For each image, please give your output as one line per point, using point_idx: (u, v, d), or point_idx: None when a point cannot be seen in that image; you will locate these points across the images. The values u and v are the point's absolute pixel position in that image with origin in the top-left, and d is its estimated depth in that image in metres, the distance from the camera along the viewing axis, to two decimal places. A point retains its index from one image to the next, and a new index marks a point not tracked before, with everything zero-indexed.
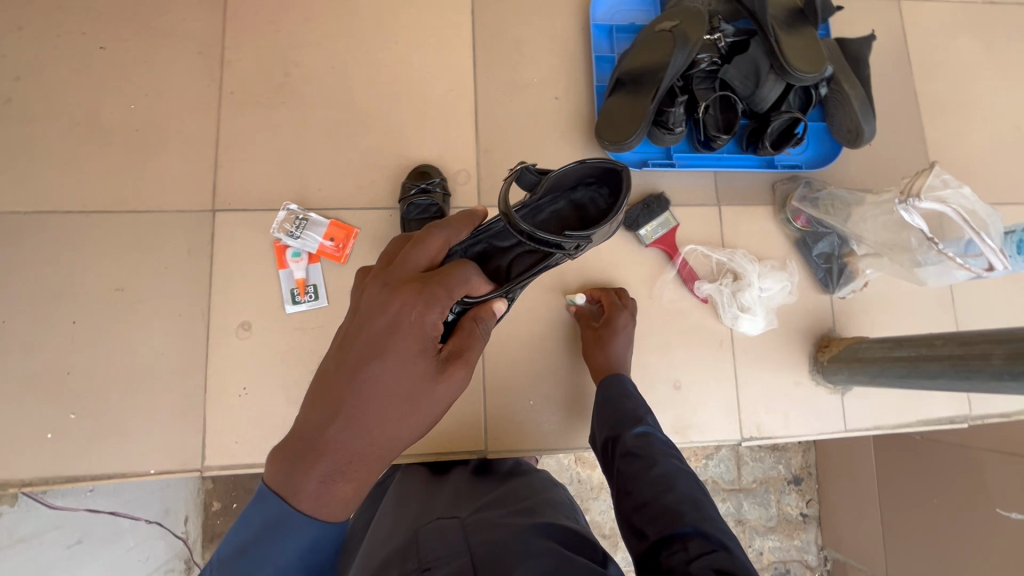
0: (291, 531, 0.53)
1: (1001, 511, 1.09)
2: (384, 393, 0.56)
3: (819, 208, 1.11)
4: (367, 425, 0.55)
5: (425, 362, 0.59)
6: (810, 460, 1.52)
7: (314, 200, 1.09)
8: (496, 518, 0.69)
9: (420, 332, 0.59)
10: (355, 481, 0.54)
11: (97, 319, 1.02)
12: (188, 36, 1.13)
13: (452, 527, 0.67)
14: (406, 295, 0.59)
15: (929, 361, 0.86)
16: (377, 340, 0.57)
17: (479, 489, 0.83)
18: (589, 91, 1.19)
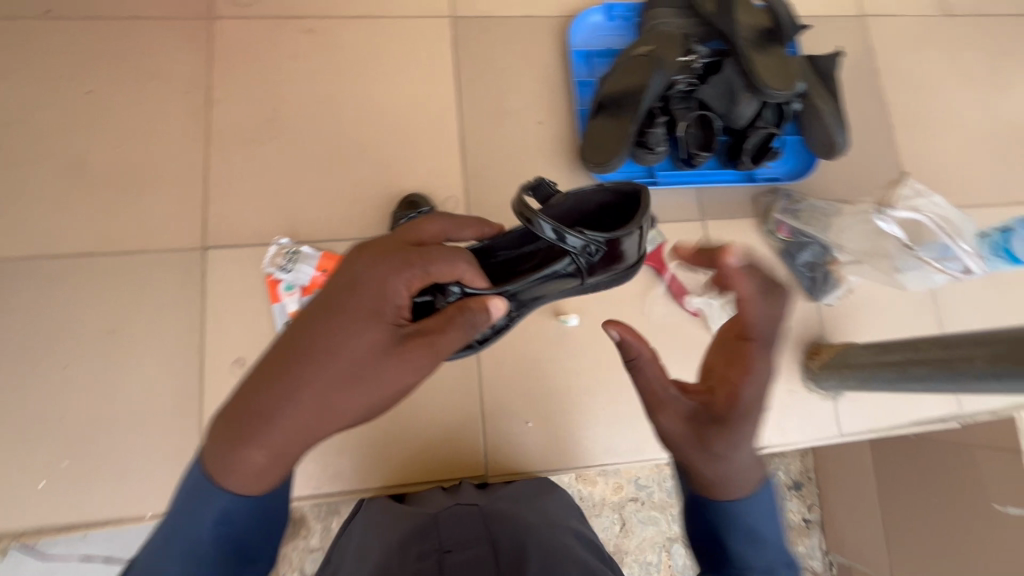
0: (207, 502, 0.58)
1: (998, 505, 1.14)
2: (327, 353, 0.58)
3: (800, 218, 1.14)
4: (301, 383, 0.57)
5: (381, 330, 0.60)
6: (808, 464, 1.46)
7: (305, 233, 1.10)
8: (507, 513, 0.79)
9: (378, 298, 0.61)
10: (274, 449, 0.57)
11: (89, 361, 1.01)
12: (174, 77, 1.14)
13: (467, 519, 0.76)
14: (382, 261, 0.63)
15: (917, 365, 0.88)
16: (334, 302, 0.61)
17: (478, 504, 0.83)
18: (571, 114, 1.22)
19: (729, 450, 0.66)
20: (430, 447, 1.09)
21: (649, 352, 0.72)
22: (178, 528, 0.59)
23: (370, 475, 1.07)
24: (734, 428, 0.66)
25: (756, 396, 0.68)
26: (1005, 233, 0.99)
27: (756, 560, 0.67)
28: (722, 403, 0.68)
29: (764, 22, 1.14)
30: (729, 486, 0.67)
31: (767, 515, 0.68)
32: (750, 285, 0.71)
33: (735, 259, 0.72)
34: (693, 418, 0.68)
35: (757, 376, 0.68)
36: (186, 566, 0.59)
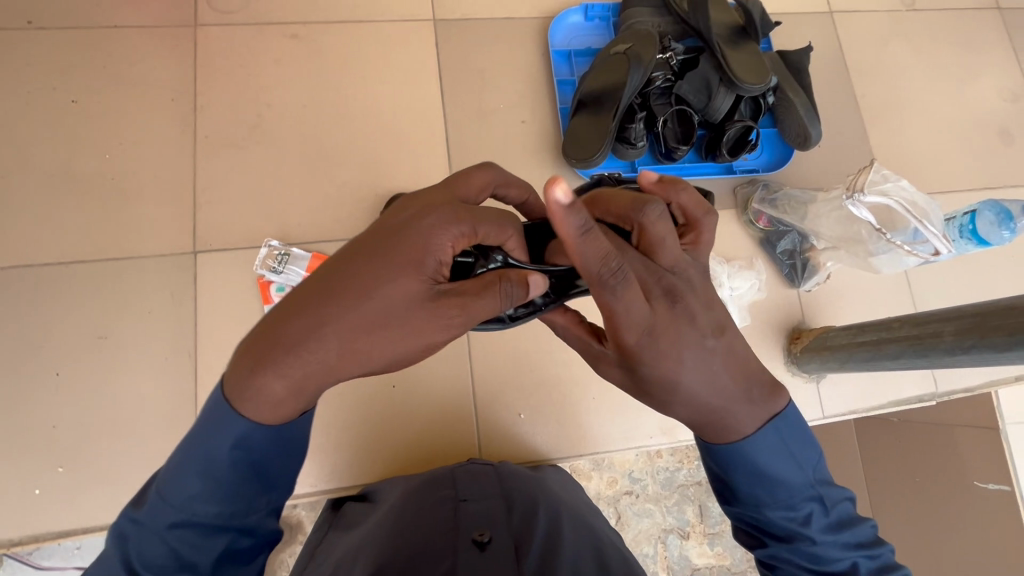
0: (229, 423, 0.55)
1: (979, 483, 1.24)
2: (363, 295, 0.54)
3: (778, 208, 1.18)
4: (331, 321, 0.53)
5: (418, 282, 0.55)
6: None
7: (295, 235, 1.12)
8: (521, 476, 0.93)
9: (421, 248, 0.56)
10: (294, 382, 0.54)
11: (80, 369, 1.01)
12: (160, 84, 1.15)
13: (484, 476, 0.89)
14: (430, 210, 0.58)
15: (889, 343, 0.91)
16: (373, 245, 0.56)
17: (477, 486, 0.85)
18: (553, 112, 1.25)
19: (672, 394, 0.57)
20: (426, 441, 1.11)
21: (562, 318, 0.67)
22: (195, 444, 0.56)
23: (366, 471, 1.09)
24: (655, 374, 0.56)
25: (643, 338, 0.55)
26: (971, 215, 1.02)
27: (766, 497, 0.57)
28: (631, 346, 0.55)
29: (735, 19, 1.19)
30: (721, 423, 0.57)
31: (777, 448, 0.57)
32: (574, 224, 0.45)
33: (562, 196, 0.42)
34: (627, 371, 0.59)
35: (630, 322, 0.53)
36: (203, 488, 0.55)
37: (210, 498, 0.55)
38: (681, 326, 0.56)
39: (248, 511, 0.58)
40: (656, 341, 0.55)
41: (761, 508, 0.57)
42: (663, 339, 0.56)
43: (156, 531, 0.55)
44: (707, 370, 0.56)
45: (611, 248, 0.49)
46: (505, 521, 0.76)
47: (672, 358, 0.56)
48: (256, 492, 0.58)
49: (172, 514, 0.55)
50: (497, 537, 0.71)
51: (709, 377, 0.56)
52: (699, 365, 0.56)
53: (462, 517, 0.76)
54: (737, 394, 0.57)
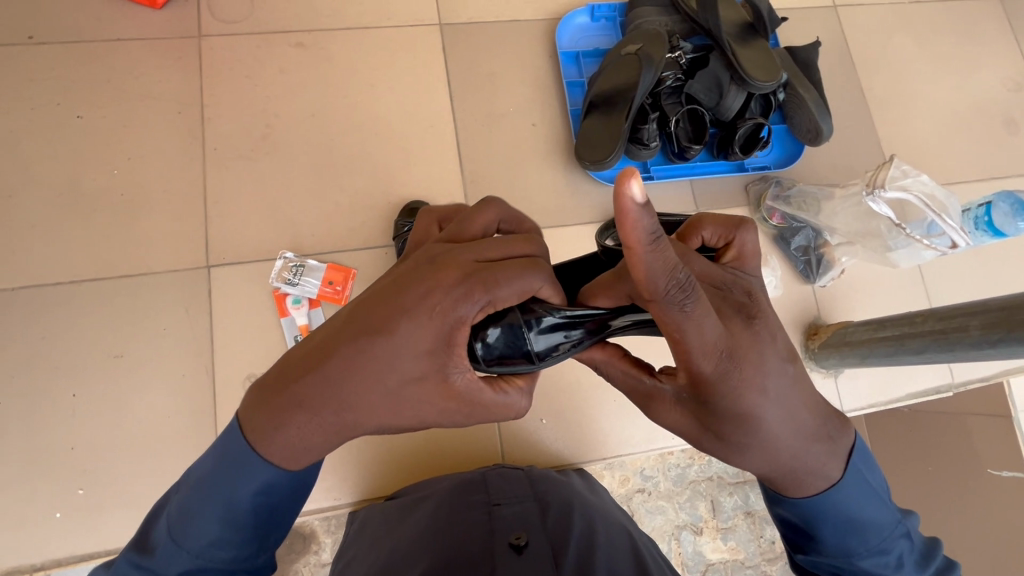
0: (252, 469, 0.55)
1: (992, 470, 1.22)
2: (371, 379, 0.50)
3: (792, 204, 1.18)
4: (340, 400, 0.50)
5: (433, 358, 0.50)
6: None
7: (308, 246, 1.10)
8: (552, 479, 0.92)
9: (436, 321, 0.49)
10: (307, 444, 0.53)
11: (97, 388, 1.00)
12: (166, 97, 1.14)
13: (516, 478, 0.89)
14: (450, 279, 0.50)
15: (914, 338, 0.91)
16: (390, 312, 0.50)
17: (508, 491, 0.84)
18: (563, 114, 1.25)
19: (753, 435, 0.52)
20: (449, 448, 1.12)
21: (602, 352, 0.61)
22: (212, 493, 0.56)
23: (389, 480, 1.09)
24: (734, 408, 0.50)
25: (722, 365, 0.49)
26: (986, 207, 1.02)
27: (859, 546, 0.59)
28: (707, 376, 0.49)
29: (743, 16, 1.19)
30: (809, 482, 0.55)
31: (866, 496, 0.58)
32: (648, 227, 0.39)
33: (638, 194, 0.36)
34: (692, 406, 0.53)
35: (702, 347, 0.48)
36: (221, 534, 0.57)
37: (225, 546, 0.57)
38: (761, 348, 0.51)
39: (255, 556, 0.60)
40: (737, 366, 0.49)
41: (853, 558, 0.59)
42: (744, 363, 0.50)
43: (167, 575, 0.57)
44: (786, 401, 0.52)
45: (679, 261, 0.42)
46: (539, 523, 0.76)
47: (754, 387, 0.50)
48: (264, 538, 0.60)
49: (190, 560, 0.57)
50: (533, 538, 0.72)
51: (791, 410, 0.52)
52: (781, 399, 0.51)
53: (497, 519, 0.76)
54: (816, 435, 0.54)
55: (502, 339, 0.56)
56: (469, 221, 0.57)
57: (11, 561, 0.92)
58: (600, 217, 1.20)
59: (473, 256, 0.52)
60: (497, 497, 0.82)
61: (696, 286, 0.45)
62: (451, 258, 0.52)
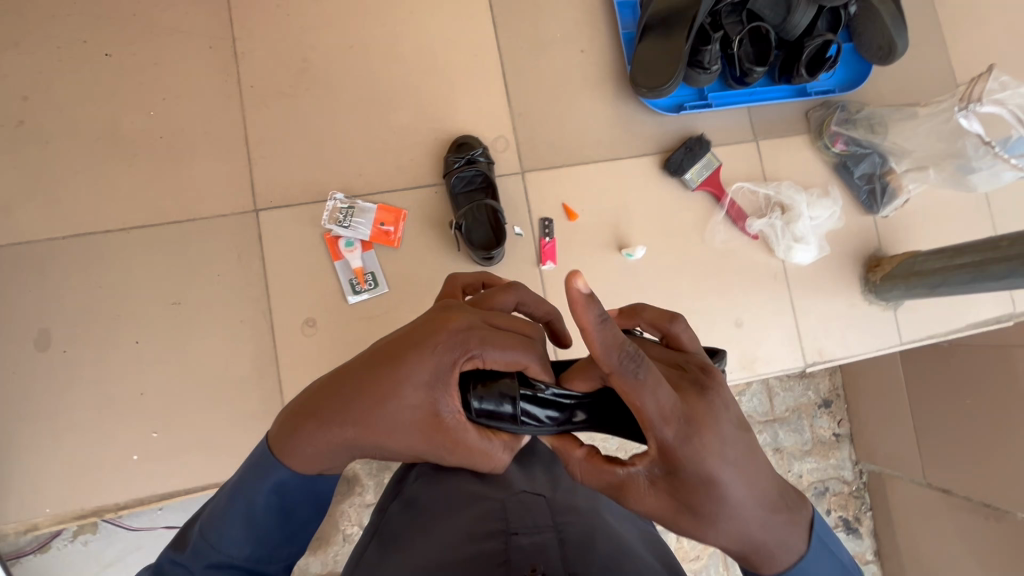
0: (269, 472, 0.58)
1: None
2: (373, 405, 0.53)
3: (858, 128, 1.14)
4: (346, 417, 0.53)
5: (427, 393, 0.53)
6: (836, 382, 1.48)
7: (357, 187, 1.07)
8: (585, 506, 0.70)
9: (432, 360, 0.53)
10: (314, 456, 0.56)
11: (159, 335, 0.99)
12: (194, 31, 1.07)
13: (537, 502, 0.68)
14: (449, 327, 0.54)
15: (997, 263, 0.88)
16: (397, 346, 0.54)
17: (525, 520, 0.64)
18: (615, 39, 1.17)
19: (722, 507, 0.47)
20: None
21: (579, 451, 0.54)
22: (235, 494, 0.60)
23: None
24: (702, 477, 0.46)
25: (682, 431, 0.46)
26: None
27: None
28: (671, 442, 0.46)
29: None
30: (779, 559, 0.51)
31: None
32: (597, 313, 0.40)
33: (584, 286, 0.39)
34: (667, 486, 0.48)
35: (659, 411, 0.46)
36: (241, 533, 0.60)
37: (244, 543, 0.60)
38: (718, 413, 0.48)
39: (268, 558, 0.63)
40: (697, 432, 0.46)
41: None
42: (705, 430, 0.47)
43: (196, 570, 0.60)
44: (752, 468, 0.48)
45: (624, 334, 0.43)
46: (564, 568, 0.56)
47: (716, 454, 0.46)
48: (278, 541, 0.63)
49: (215, 554, 0.60)
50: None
51: (756, 478, 0.48)
52: (746, 469, 0.47)
53: (513, 552, 0.57)
54: (780, 507, 0.50)
55: (495, 403, 0.54)
56: (487, 295, 0.63)
57: (96, 500, 0.95)
58: (655, 149, 1.14)
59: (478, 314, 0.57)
60: (509, 528, 0.62)
61: (645, 353, 0.45)
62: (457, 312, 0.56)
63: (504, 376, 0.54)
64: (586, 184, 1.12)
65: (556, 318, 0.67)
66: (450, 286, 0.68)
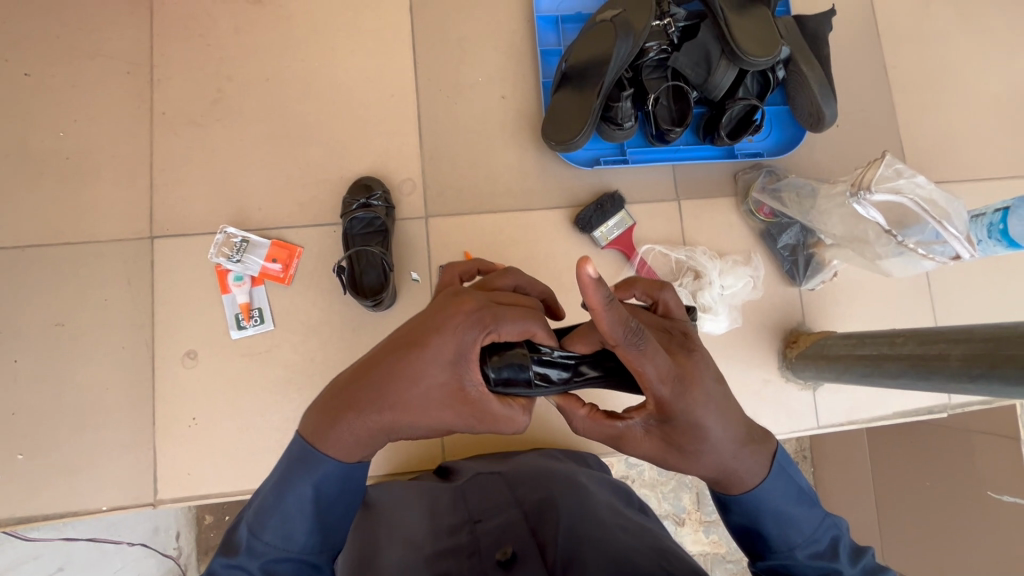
0: (315, 464, 0.62)
1: (992, 493, 1.09)
2: (405, 385, 0.58)
3: (780, 199, 1.05)
4: (381, 400, 0.58)
5: (452, 371, 0.57)
6: (804, 444, 1.42)
7: (254, 221, 1.06)
8: (531, 474, 0.87)
9: (455, 341, 0.57)
10: (355, 443, 0.61)
11: (39, 355, 0.99)
12: (115, 56, 1.09)
13: (494, 484, 0.85)
14: (463, 309, 0.59)
15: (890, 361, 0.82)
16: (416, 331, 0.59)
17: (493, 500, 0.81)
18: (535, 87, 1.14)
19: (704, 444, 0.57)
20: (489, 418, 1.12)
21: (582, 409, 0.61)
22: (281, 491, 0.62)
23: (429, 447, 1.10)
24: (691, 423, 0.56)
25: (676, 388, 0.55)
26: (1003, 214, 0.89)
27: (799, 538, 0.63)
28: (667, 398, 0.55)
29: None
30: (746, 480, 0.61)
31: (791, 487, 0.63)
32: (603, 295, 0.47)
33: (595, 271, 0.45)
34: (660, 434, 0.58)
35: (658, 373, 0.54)
36: (293, 525, 0.63)
37: (301, 533, 0.63)
38: (705, 367, 0.57)
39: (320, 548, 0.65)
40: (689, 388, 0.55)
41: (793, 550, 0.63)
42: (694, 384, 0.56)
43: (253, 570, 0.61)
44: (727, 412, 0.57)
45: (628, 312, 0.50)
46: (530, 534, 0.73)
47: (703, 403, 0.56)
48: (328, 531, 0.65)
49: (273, 551, 0.62)
50: (520, 551, 0.70)
51: (730, 421, 0.57)
52: (724, 413, 0.57)
53: (483, 538, 0.74)
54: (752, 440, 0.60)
55: (512, 369, 0.59)
56: (488, 279, 0.69)
57: None
58: (568, 203, 1.11)
59: (486, 296, 0.62)
60: (482, 509, 0.79)
61: (645, 329, 0.52)
62: (468, 295, 0.62)
63: (520, 343, 0.60)
64: (492, 232, 1.09)
65: (549, 297, 0.72)
66: (448, 275, 0.73)
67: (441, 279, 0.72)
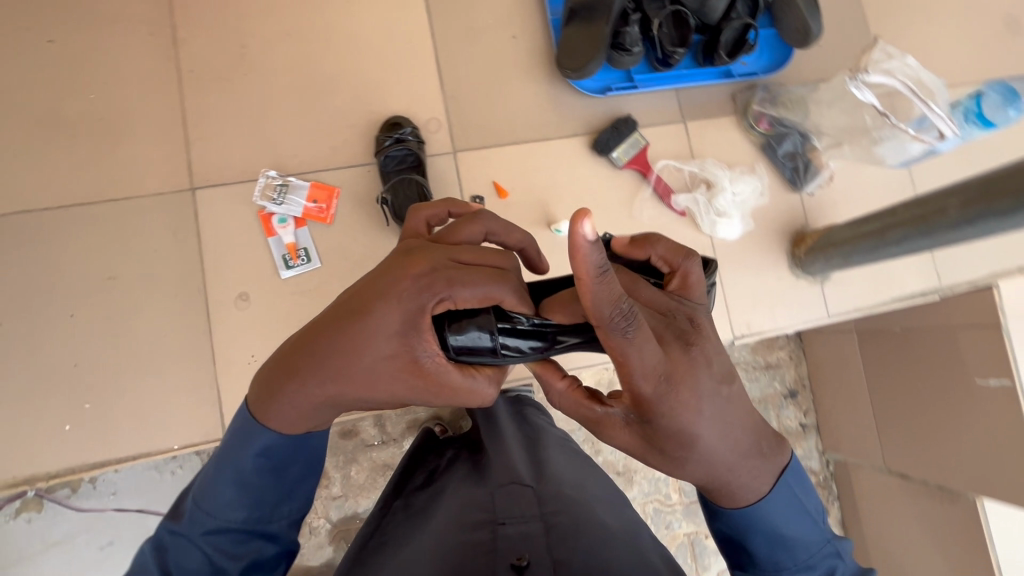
0: (254, 436, 0.65)
1: (980, 380, 1.10)
2: (350, 359, 0.58)
3: (778, 107, 1.18)
4: (324, 373, 0.59)
5: (399, 343, 0.57)
6: (802, 373, 1.49)
7: (291, 166, 1.10)
8: (572, 497, 0.79)
9: (402, 309, 0.57)
10: (301, 413, 0.62)
11: (93, 308, 1.02)
12: (136, 19, 1.11)
13: (529, 494, 0.79)
14: (413, 275, 0.58)
15: (895, 228, 0.92)
16: (363, 300, 0.58)
17: (518, 508, 0.76)
18: (544, 25, 1.21)
19: (687, 447, 0.55)
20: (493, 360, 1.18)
21: (560, 383, 0.61)
22: (224, 462, 0.66)
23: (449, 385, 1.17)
24: (671, 426, 0.54)
25: (660, 386, 0.52)
26: (977, 98, 1.00)
27: (789, 561, 0.63)
28: (648, 395, 0.52)
29: None
30: (741, 495, 0.60)
31: (794, 514, 0.63)
32: (596, 262, 0.42)
33: (591, 232, 0.40)
34: (639, 430, 0.56)
35: (641, 368, 0.50)
36: (234, 496, 0.66)
37: (240, 508, 0.66)
38: (696, 371, 0.54)
39: (270, 518, 0.69)
40: (674, 389, 0.52)
41: (780, 571, 0.64)
42: (681, 386, 0.53)
43: (193, 536, 0.66)
44: (721, 418, 0.55)
45: (622, 291, 0.46)
46: (548, 550, 0.66)
47: (688, 406, 0.53)
48: (277, 500, 0.69)
49: (210, 521, 0.66)
50: (536, 561, 0.64)
51: (722, 428, 0.55)
52: (716, 418, 0.55)
53: (500, 540, 0.69)
54: (749, 451, 0.58)
55: (474, 336, 0.58)
56: (453, 227, 0.65)
57: (29, 470, 0.98)
58: (584, 130, 1.18)
59: (443, 256, 0.60)
60: (505, 515, 0.75)
61: (636, 312, 0.48)
62: (422, 254, 0.60)
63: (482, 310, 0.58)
64: (516, 163, 1.16)
65: (529, 246, 0.70)
66: (414, 223, 0.68)
67: (407, 227, 0.68)
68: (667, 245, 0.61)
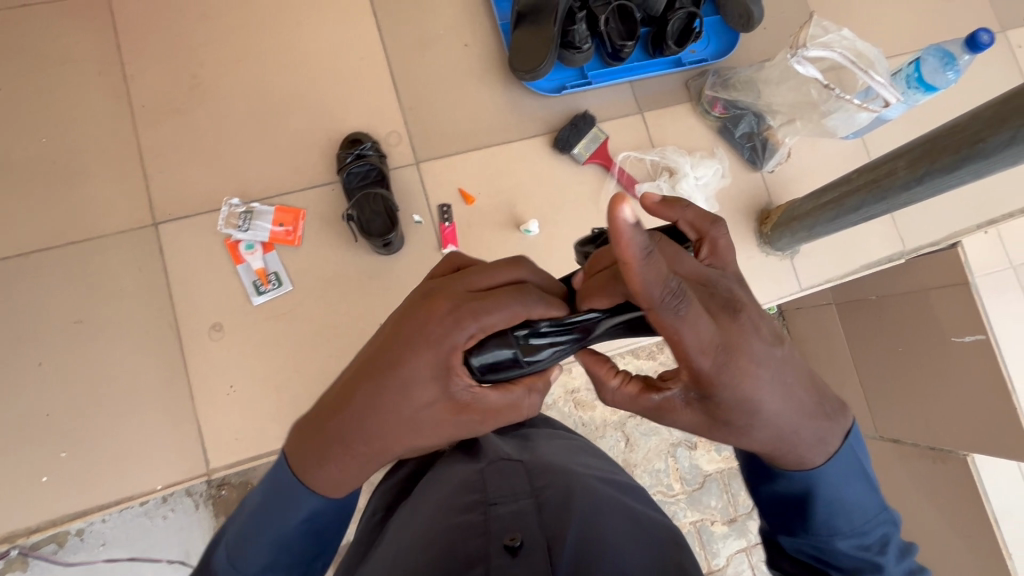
0: (300, 501, 0.59)
1: (956, 338, 1.12)
2: (387, 413, 0.52)
3: (730, 89, 1.21)
4: (365, 434, 0.53)
5: (437, 387, 0.51)
6: None
7: (254, 193, 1.10)
8: (555, 465, 0.73)
9: (435, 353, 0.51)
10: (344, 477, 0.57)
11: (63, 354, 1.00)
12: (81, 59, 1.10)
13: (514, 468, 0.71)
14: (437, 311, 0.51)
15: (852, 195, 0.93)
16: (390, 350, 0.51)
17: (508, 482, 0.69)
18: (494, 31, 1.23)
19: (754, 419, 0.48)
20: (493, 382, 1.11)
21: (615, 379, 0.54)
22: (264, 530, 0.60)
23: None
24: (737, 398, 0.47)
25: (719, 359, 0.46)
26: (915, 64, 1.04)
27: (844, 525, 0.56)
28: (707, 371, 0.46)
29: None
30: (804, 456, 0.53)
31: (854, 476, 0.55)
32: (640, 243, 0.37)
33: (631, 214, 0.35)
34: (704, 408, 0.49)
35: (696, 342, 0.44)
36: (272, 560, 0.62)
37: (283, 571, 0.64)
38: (750, 335, 0.47)
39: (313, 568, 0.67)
40: (733, 358, 0.46)
41: (835, 537, 0.56)
42: (739, 355, 0.46)
43: None
44: (784, 384, 0.48)
45: (668, 268, 0.40)
46: (542, 529, 0.59)
47: (751, 375, 0.46)
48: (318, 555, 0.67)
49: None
50: (530, 538, 0.57)
51: (788, 395, 0.48)
52: (780, 381, 0.48)
53: (492, 521, 0.61)
54: (815, 412, 0.50)
55: (503, 352, 0.51)
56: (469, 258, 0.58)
57: (8, 526, 0.96)
58: (544, 130, 1.20)
59: (465, 285, 0.53)
60: (495, 495, 0.66)
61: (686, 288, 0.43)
62: (442, 290, 0.53)
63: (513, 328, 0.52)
64: (479, 167, 1.17)
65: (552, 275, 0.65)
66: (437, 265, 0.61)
67: (436, 267, 0.60)
68: (694, 211, 0.55)
